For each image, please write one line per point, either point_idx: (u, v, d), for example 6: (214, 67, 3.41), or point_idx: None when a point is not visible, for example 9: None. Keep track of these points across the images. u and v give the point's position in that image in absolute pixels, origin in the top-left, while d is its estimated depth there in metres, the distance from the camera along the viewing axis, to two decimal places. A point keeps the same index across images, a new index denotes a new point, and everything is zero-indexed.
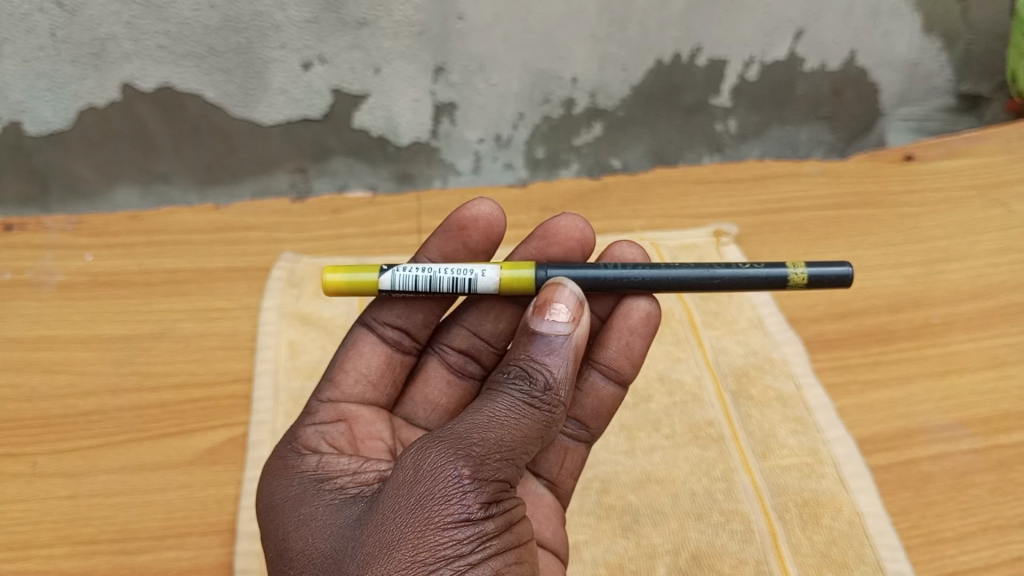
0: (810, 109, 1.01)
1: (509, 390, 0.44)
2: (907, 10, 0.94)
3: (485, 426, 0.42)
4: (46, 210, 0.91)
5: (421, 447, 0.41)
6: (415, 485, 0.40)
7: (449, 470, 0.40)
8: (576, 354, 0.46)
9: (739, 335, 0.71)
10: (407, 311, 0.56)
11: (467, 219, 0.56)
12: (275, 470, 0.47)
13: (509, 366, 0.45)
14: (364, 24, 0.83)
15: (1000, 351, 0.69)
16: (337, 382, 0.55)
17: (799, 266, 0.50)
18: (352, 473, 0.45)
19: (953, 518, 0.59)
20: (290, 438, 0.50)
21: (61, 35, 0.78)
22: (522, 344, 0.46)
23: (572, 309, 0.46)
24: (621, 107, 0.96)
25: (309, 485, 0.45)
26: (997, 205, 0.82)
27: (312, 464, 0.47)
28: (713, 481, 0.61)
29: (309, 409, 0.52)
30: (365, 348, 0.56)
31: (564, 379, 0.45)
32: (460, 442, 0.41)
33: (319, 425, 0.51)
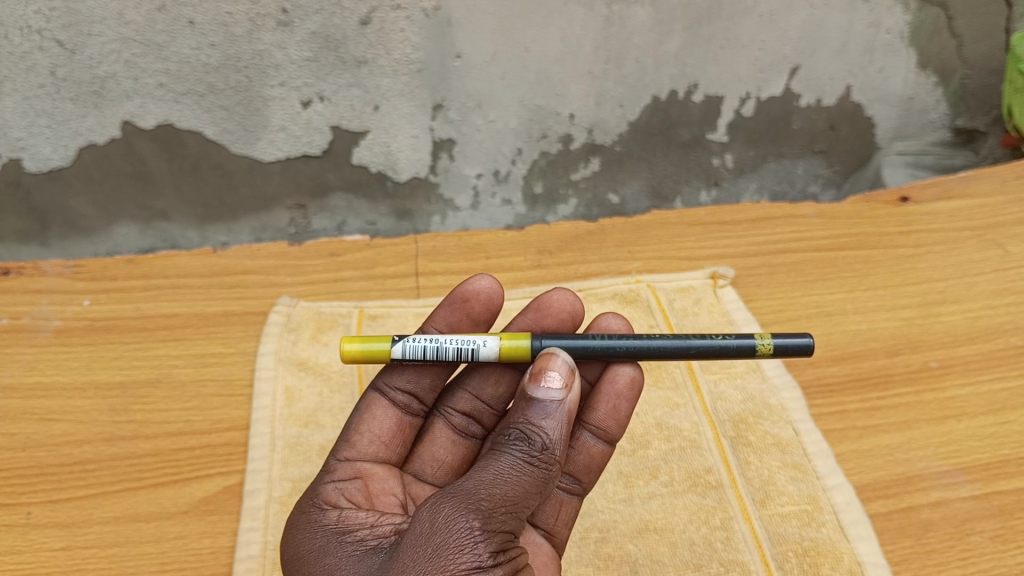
0: (806, 143, 1.01)
1: (512, 447, 0.44)
2: (902, 46, 0.95)
3: (493, 481, 0.42)
4: (45, 246, 0.91)
5: (432, 503, 0.41)
6: (428, 536, 0.39)
7: (461, 521, 0.40)
8: (570, 416, 0.46)
9: (736, 379, 0.71)
10: (416, 375, 0.56)
11: (472, 291, 0.56)
12: (298, 523, 0.47)
13: (509, 427, 0.45)
14: (363, 62, 0.84)
15: (999, 395, 0.69)
16: (352, 442, 0.54)
17: (766, 338, 0.52)
18: (370, 525, 0.46)
19: (954, 568, 0.58)
20: (308, 493, 0.50)
21: (62, 74, 0.79)
22: (518, 410, 0.46)
23: (564, 374, 0.46)
24: (619, 143, 0.96)
25: (331, 537, 0.45)
26: (993, 246, 0.83)
27: (332, 518, 0.47)
28: (712, 529, 0.61)
29: (327, 468, 0.52)
30: (379, 411, 0.56)
31: (564, 436, 0.45)
32: (469, 497, 0.41)
33: (338, 485, 0.51)
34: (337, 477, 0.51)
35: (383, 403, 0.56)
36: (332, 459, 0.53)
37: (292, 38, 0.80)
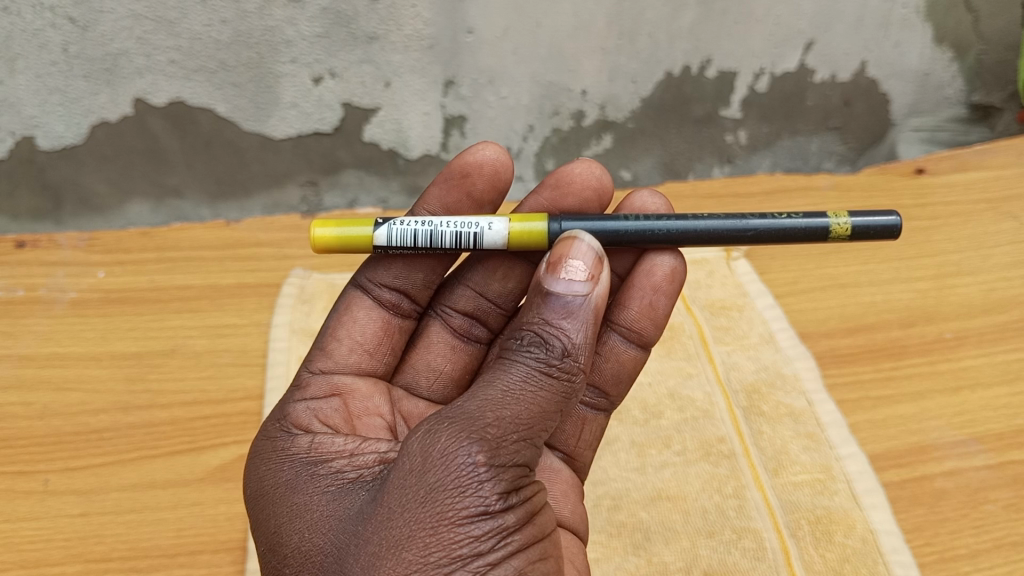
0: (821, 119, 1.01)
1: (525, 356, 0.40)
2: (918, 21, 0.94)
3: (499, 401, 0.39)
4: (58, 224, 0.92)
5: (428, 429, 0.39)
6: (424, 473, 0.37)
7: (461, 456, 0.37)
8: (598, 315, 0.42)
9: (750, 350, 0.71)
10: (405, 271, 0.55)
11: (472, 164, 0.53)
12: (263, 453, 0.46)
13: (523, 330, 0.42)
14: (374, 38, 0.83)
15: (1014, 366, 0.69)
16: (331, 352, 0.54)
17: (842, 216, 0.48)
18: (348, 455, 0.43)
19: (967, 535, 0.58)
20: (280, 416, 0.48)
21: (73, 51, 0.79)
22: (533, 304, 0.42)
23: (586, 260, 0.43)
24: (631, 119, 0.96)
25: (303, 470, 0.43)
26: (1009, 218, 0.82)
27: (303, 445, 0.45)
28: (725, 498, 0.61)
29: (300, 382, 0.51)
30: (361, 313, 0.55)
31: (585, 342, 0.41)
32: (472, 422, 0.38)
33: (309, 402, 0.49)
34: (309, 391, 0.50)
35: (365, 303, 0.55)
36: (306, 372, 0.52)
37: (302, 14, 0.80)
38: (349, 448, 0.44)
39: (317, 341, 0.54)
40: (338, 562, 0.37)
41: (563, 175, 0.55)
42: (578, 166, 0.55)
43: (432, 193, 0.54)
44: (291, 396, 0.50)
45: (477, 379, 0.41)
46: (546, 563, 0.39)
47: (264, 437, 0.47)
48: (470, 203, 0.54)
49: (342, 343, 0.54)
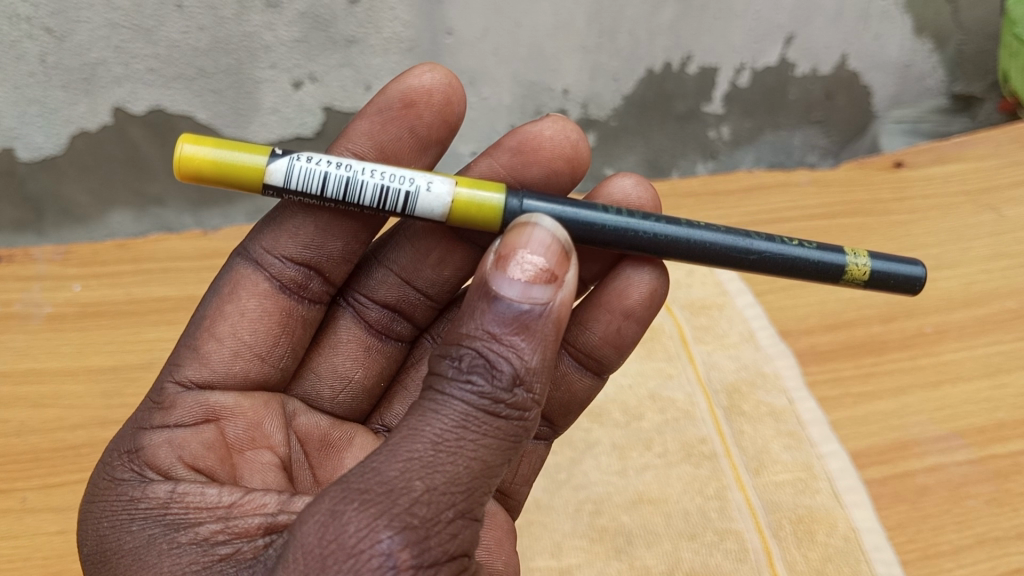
0: (803, 113, 1.00)
1: (462, 393, 0.36)
2: (897, 12, 0.94)
3: (426, 466, 0.34)
4: (40, 235, 0.90)
5: (335, 508, 0.33)
6: (327, 570, 0.32)
7: (378, 548, 0.32)
8: (559, 329, 0.38)
9: (730, 349, 0.71)
10: (318, 239, 0.51)
11: (416, 92, 0.49)
12: (109, 502, 0.40)
13: (462, 346, 0.37)
14: (354, 42, 0.83)
15: (994, 360, 0.69)
16: (208, 354, 0.48)
17: (861, 257, 0.46)
18: (223, 517, 0.38)
19: (950, 531, 0.58)
20: (132, 449, 0.43)
21: (52, 61, 0.78)
22: (474, 308, 0.38)
23: (545, 254, 0.39)
24: (613, 117, 0.95)
25: (159, 538, 0.38)
26: (987, 210, 0.82)
27: (161, 496, 0.40)
28: (707, 499, 0.61)
29: (169, 401, 0.46)
30: (255, 301, 0.50)
31: (535, 367, 0.38)
32: (392, 501, 0.33)
33: (172, 432, 0.44)
34: (175, 413, 0.45)
35: (261, 287, 0.51)
36: (174, 382, 0.47)
37: (280, 19, 0.80)
38: (224, 505, 0.39)
39: (190, 332, 0.49)
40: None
41: (530, 140, 0.52)
42: (548, 125, 0.52)
43: (361, 122, 0.50)
44: (147, 424, 0.45)
45: (397, 428, 0.36)
46: None
47: (109, 481, 0.42)
48: (413, 138, 0.50)
49: (226, 341, 0.49)
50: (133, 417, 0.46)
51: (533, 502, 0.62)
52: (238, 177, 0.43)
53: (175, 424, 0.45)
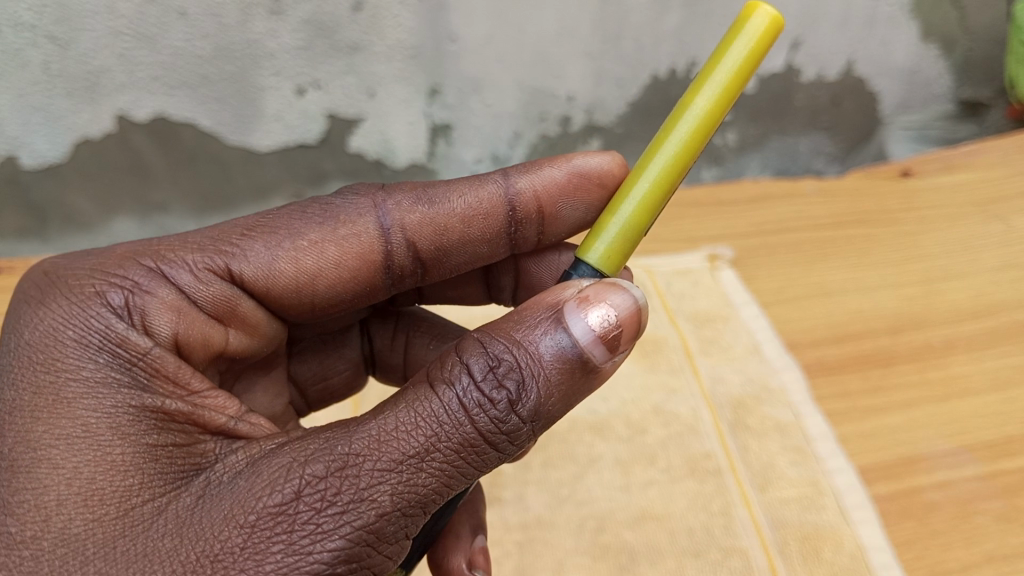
0: (810, 118, 0.99)
1: (470, 407, 0.36)
2: (904, 18, 0.93)
3: (400, 482, 0.35)
4: (43, 243, 0.90)
5: (301, 495, 0.34)
6: (267, 550, 0.33)
7: (322, 556, 0.33)
8: (587, 389, 0.39)
9: (735, 362, 0.71)
10: (460, 234, 0.52)
11: (608, 174, 0.53)
12: (90, 329, 0.39)
13: (503, 360, 0.37)
14: (357, 49, 0.82)
15: (1004, 372, 0.67)
16: (277, 272, 0.47)
17: None
18: (188, 402, 0.40)
19: (958, 548, 0.57)
20: (139, 288, 0.42)
21: (55, 69, 0.77)
22: (535, 324, 0.38)
23: (623, 317, 0.38)
24: (618, 124, 0.94)
25: (123, 385, 0.39)
26: (996, 220, 0.81)
27: (143, 350, 0.40)
28: (712, 516, 0.60)
29: (199, 273, 0.45)
30: (353, 246, 0.49)
31: (548, 415, 0.37)
32: (356, 513, 0.34)
33: (180, 303, 0.44)
34: (198, 292, 0.45)
35: (371, 245, 0.50)
36: (222, 260, 0.46)
37: (285, 27, 0.78)
38: (188, 388, 0.41)
39: (260, 221, 0.48)
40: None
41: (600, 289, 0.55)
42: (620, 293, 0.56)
43: (573, 160, 0.53)
44: (166, 276, 0.44)
45: (394, 413, 0.36)
46: None
47: (92, 297, 0.41)
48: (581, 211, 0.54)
49: (304, 271, 0.48)
50: (149, 249, 0.45)
51: (535, 519, 0.61)
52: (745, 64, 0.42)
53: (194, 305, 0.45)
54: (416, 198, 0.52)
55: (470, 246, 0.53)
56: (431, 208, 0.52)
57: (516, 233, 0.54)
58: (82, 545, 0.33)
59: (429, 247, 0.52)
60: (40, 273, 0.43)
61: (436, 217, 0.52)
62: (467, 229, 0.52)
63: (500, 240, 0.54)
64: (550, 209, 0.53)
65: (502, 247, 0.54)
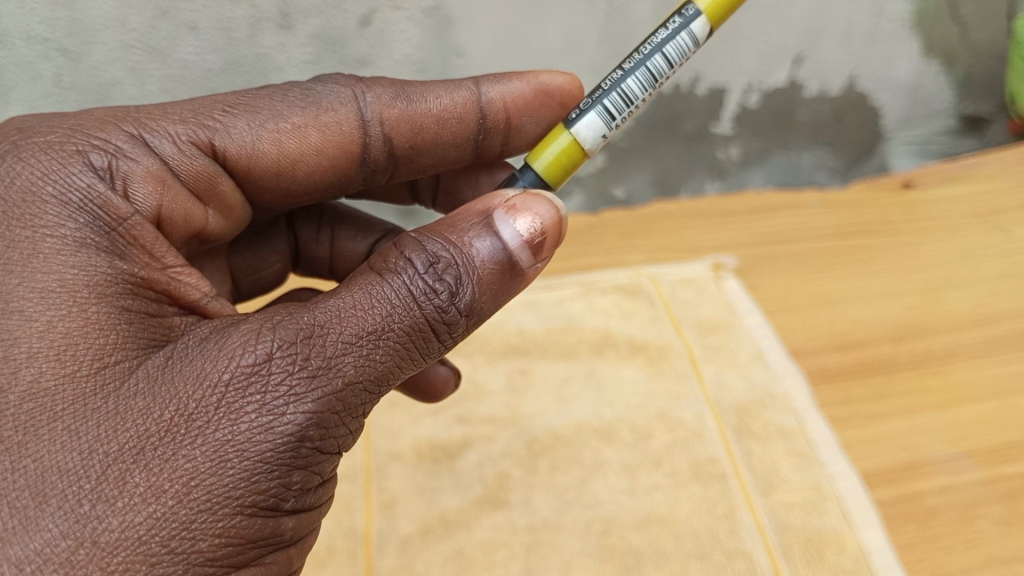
0: (811, 133, 0.99)
1: (416, 290, 0.39)
2: (906, 35, 0.92)
3: (361, 357, 0.38)
4: None
5: (273, 358, 0.37)
6: (242, 415, 0.35)
7: (294, 420, 0.36)
8: (513, 291, 0.42)
9: (740, 369, 0.71)
10: (431, 139, 0.56)
11: (567, 93, 0.58)
12: (70, 181, 0.40)
13: (443, 252, 0.40)
14: (365, 63, 0.81)
15: (1004, 380, 0.68)
16: (263, 154, 0.50)
17: None
18: (164, 272, 0.42)
19: (959, 551, 0.58)
20: (121, 154, 0.44)
21: (67, 82, 0.75)
22: (468, 230, 0.41)
23: (546, 226, 0.42)
24: (623, 138, 0.95)
25: (100, 246, 0.40)
26: (996, 231, 0.83)
27: (125, 213, 0.41)
28: (716, 519, 0.61)
29: (185, 150, 0.47)
30: (331, 138, 0.52)
31: (481, 311, 0.41)
32: (327, 380, 0.37)
33: (165, 175, 0.45)
34: (182, 165, 0.47)
35: (353, 134, 0.52)
36: (205, 135, 0.48)
37: (293, 41, 0.77)
38: (163, 262, 0.42)
39: (240, 99, 0.50)
40: (64, 436, 0.34)
41: None
42: None
43: (540, 78, 0.57)
44: (149, 144, 0.46)
45: (354, 291, 0.39)
46: (278, 564, 0.38)
47: (74, 155, 0.42)
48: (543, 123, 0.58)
49: (285, 153, 0.51)
50: (127, 115, 0.46)
51: (542, 521, 0.62)
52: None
53: (176, 177, 0.46)
54: (396, 95, 0.54)
55: (440, 147, 0.56)
56: (409, 106, 0.54)
57: (483, 141, 0.57)
58: (50, 400, 0.35)
59: (404, 143, 0.55)
60: (11, 125, 0.43)
61: (413, 115, 0.54)
62: (440, 130, 0.56)
63: (468, 147, 0.57)
64: (514, 122, 0.57)
65: (469, 153, 0.58)
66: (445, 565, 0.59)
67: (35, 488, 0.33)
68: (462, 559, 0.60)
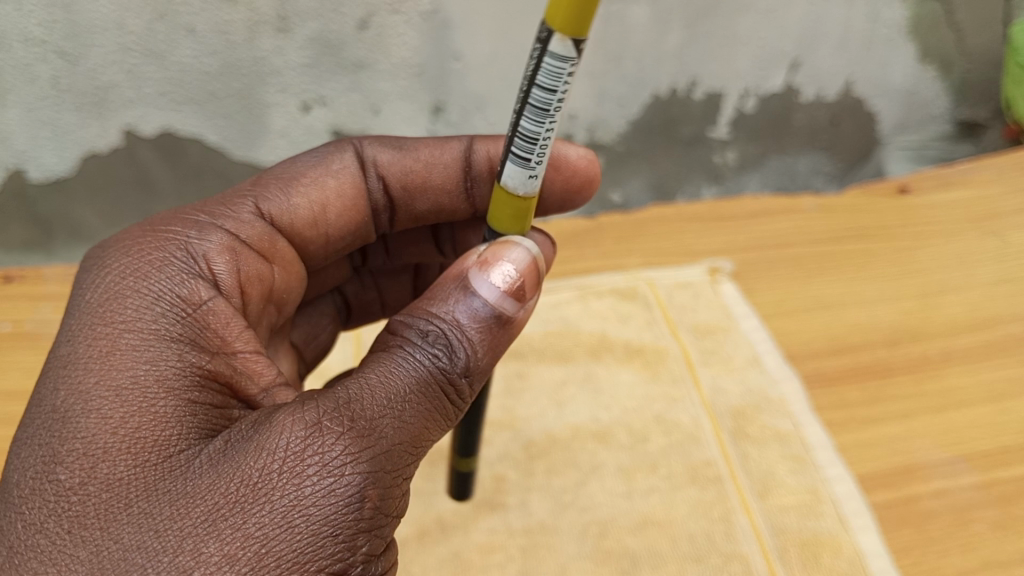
0: (808, 138, 0.99)
1: (424, 357, 0.40)
2: (902, 40, 0.92)
3: (396, 421, 0.38)
4: (50, 255, 0.88)
5: (321, 424, 0.37)
6: (303, 479, 0.35)
7: (352, 481, 0.35)
8: (506, 339, 0.43)
9: (736, 372, 0.72)
10: (415, 181, 0.57)
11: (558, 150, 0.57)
12: (144, 271, 0.44)
13: (431, 322, 0.41)
14: (363, 66, 0.80)
15: (1000, 385, 0.69)
16: (296, 206, 0.52)
17: None
18: (231, 362, 0.43)
19: (953, 555, 0.58)
20: (190, 241, 0.47)
21: (64, 85, 0.75)
22: (448, 297, 0.42)
23: (525, 272, 0.43)
24: (620, 141, 0.95)
25: (174, 339, 0.42)
26: (992, 237, 0.83)
27: (198, 300, 0.44)
28: (712, 522, 0.61)
29: (239, 215, 0.50)
30: (351, 186, 0.55)
31: (483, 366, 0.42)
32: (373, 442, 0.37)
33: (229, 245, 0.48)
34: (241, 229, 0.50)
35: (357, 180, 0.55)
36: (254, 203, 0.51)
37: (291, 44, 0.77)
38: (232, 354, 0.44)
39: (279, 174, 0.54)
40: (141, 518, 0.34)
41: None
42: None
43: None
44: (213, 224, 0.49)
45: (376, 365, 0.39)
46: None
47: (150, 250, 0.45)
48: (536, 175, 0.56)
49: (314, 203, 0.53)
50: (192, 210, 0.50)
51: (539, 524, 0.62)
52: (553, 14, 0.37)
53: (239, 241, 0.49)
54: (390, 146, 0.57)
55: (432, 192, 0.57)
56: (401, 152, 0.57)
57: (472, 189, 0.57)
58: (126, 486, 0.35)
59: (401, 185, 0.57)
60: (95, 250, 0.46)
61: (404, 161, 0.57)
62: (429, 173, 0.57)
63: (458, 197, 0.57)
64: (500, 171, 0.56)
65: (462, 203, 0.58)
66: (441, 567, 0.59)
67: (119, 569, 0.33)
68: (459, 561, 0.60)
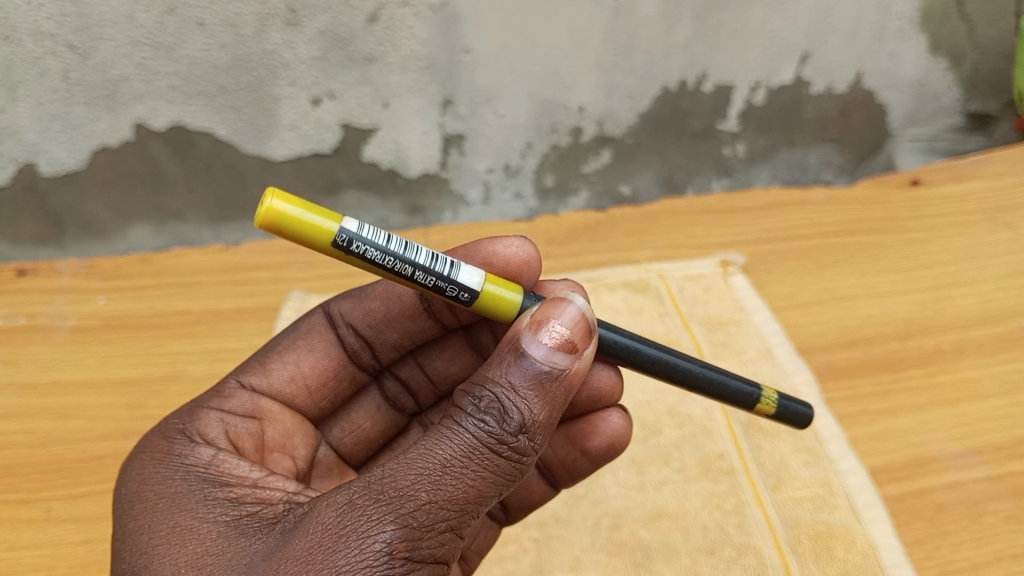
0: (818, 130, 0.99)
1: (470, 425, 0.37)
2: (913, 32, 0.92)
3: (430, 480, 0.36)
4: (62, 250, 0.88)
5: (353, 500, 0.36)
6: (336, 546, 0.34)
7: (381, 538, 0.34)
8: (567, 393, 0.40)
9: (748, 365, 0.72)
10: (378, 322, 0.56)
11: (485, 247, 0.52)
12: (157, 454, 0.44)
13: (483, 389, 0.39)
14: (372, 59, 0.80)
15: (1012, 377, 0.69)
16: (274, 375, 0.53)
17: None
18: (251, 485, 0.42)
19: (967, 548, 0.58)
20: (187, 417, 0.47)
21: (74, 78, 0.75)
22: (501, 361, 0.40)
23: (573, 330, 0.41)
24: (630, 135, 0.94)
25: (197, 489, 0.41)
26: (1004, 228, 0.83)
27: (203, 458, 0.44)
28: (725, 515, 0.61)
29: (225, 392, 0.50)
30: (320, 343, 0.55)
31: (542, 422, 0.39)
32: (402, 504, 0.35)
33: (223, 413, 0.48)
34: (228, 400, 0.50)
35: (325, 340, 0.55)
36: (237, 382, 0.52)
37: (300, 38, 0.76)
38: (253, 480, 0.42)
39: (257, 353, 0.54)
40: None
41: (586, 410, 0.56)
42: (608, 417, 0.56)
43: None
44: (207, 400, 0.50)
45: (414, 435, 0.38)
46: None
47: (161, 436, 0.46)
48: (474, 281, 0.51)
49: (291, 372, 0.53)
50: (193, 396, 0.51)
51: (551, 517, 0.62)
52: (306, 236, 0.39)
53: (228, 408, 0.49)
54: (347, 296, 0.57)
55: (396, 321, 0.56)
56: (359, 297, 0.56)
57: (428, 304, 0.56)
58: None
59: (368, 326, 0.56)
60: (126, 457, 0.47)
61: (362, 303, 0.56)
62: (388, 306, 0.56)
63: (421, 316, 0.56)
64: None
65: (427, 320, 0.56)
66: None
67: None
68: None
